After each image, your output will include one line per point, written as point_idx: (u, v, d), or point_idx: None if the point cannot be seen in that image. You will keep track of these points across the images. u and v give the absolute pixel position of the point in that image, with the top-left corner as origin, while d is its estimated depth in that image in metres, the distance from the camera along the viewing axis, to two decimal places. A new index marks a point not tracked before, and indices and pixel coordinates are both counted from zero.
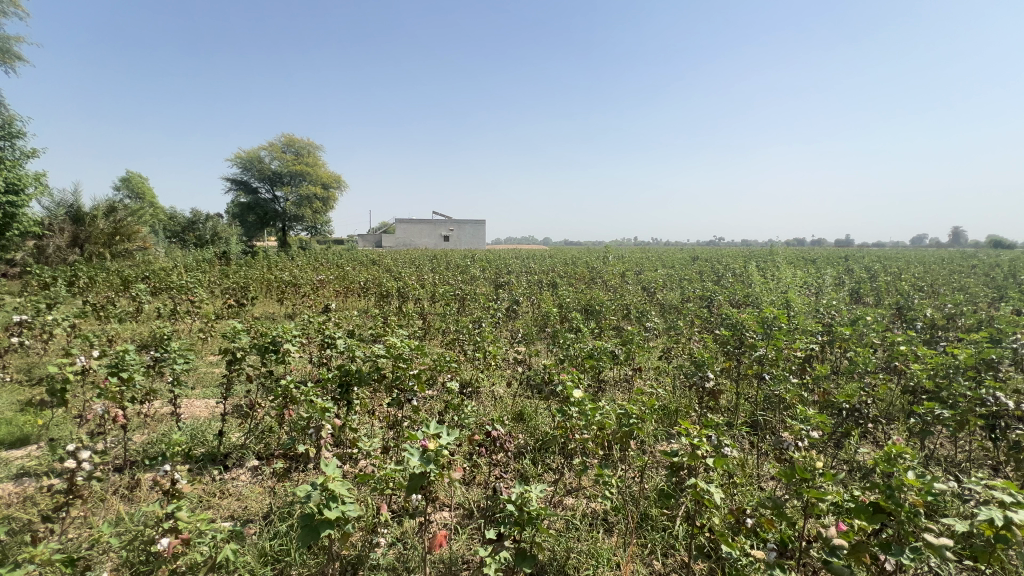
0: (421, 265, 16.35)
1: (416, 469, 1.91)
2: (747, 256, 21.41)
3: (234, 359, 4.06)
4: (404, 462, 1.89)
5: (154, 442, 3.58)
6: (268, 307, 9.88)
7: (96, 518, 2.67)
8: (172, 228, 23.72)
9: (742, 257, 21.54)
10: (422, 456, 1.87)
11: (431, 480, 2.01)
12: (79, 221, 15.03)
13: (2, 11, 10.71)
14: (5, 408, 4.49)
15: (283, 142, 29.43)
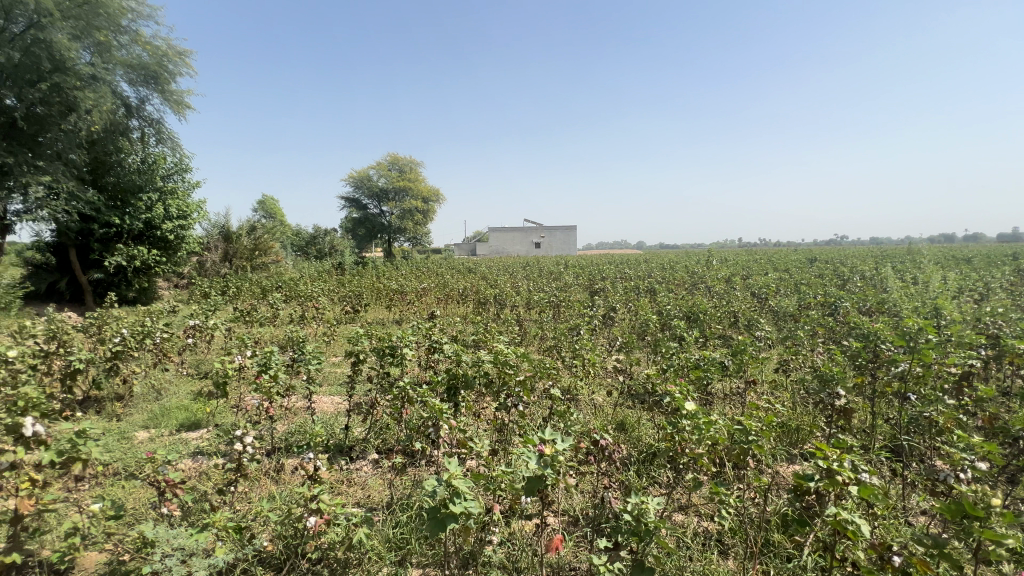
0: (514, 272, 16.72)
1: (532, 473, 1.99)
2: (881, 257, 18.72)
3: (357, 361, 4.53)
4: (522, 465, 1.97)
5: (295, 432, 4.12)
6: (378, 312, 10.74)
7: (254, 493, 3.14)
8: (298, 243, 26.95)
9: (876, 258, 18.89)
10: (541, 460, 1.96)
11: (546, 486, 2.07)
12: (229, 239, 17.64)
13: (176, 70, 12.95)
14: (183, 396, 5.46)
15: (389, 161, 31.95)
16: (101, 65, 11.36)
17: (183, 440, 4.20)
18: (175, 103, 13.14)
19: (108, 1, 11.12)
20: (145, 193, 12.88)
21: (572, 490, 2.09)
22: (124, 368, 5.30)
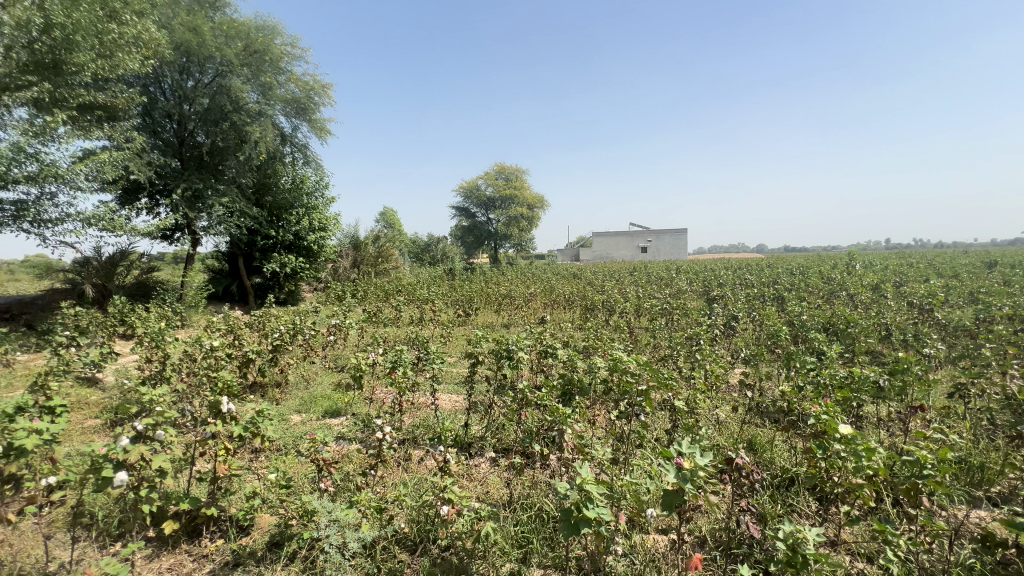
0: (620, 277, 16.32)
1: (671, 486, 1.93)
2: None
3: (476, 362, 4.77)
4: (661, 477, 1.93)
5: (420, 425, 4.45)
6: (488, 316, 11.18)
7: (389, 478, 3.45)
8: (414, 250, 29.17)
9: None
10: (680, 474, 1.90)
11: (684, 502, 1.99)
12: (358, 248, 19.62)
13: (320, 100, 14.82)
14: (325, 386, 6.21)
15: (496, 170, 33.23)
16: (265, 102, 13.42)
17: (327, 425, 4.76)
18: (319, 129, 15.06)
19: (271, 48, 13.16)
20: (295, 209, 14.94)
21: (712, 509, 1.98)
22: (281, 360, 6.17)
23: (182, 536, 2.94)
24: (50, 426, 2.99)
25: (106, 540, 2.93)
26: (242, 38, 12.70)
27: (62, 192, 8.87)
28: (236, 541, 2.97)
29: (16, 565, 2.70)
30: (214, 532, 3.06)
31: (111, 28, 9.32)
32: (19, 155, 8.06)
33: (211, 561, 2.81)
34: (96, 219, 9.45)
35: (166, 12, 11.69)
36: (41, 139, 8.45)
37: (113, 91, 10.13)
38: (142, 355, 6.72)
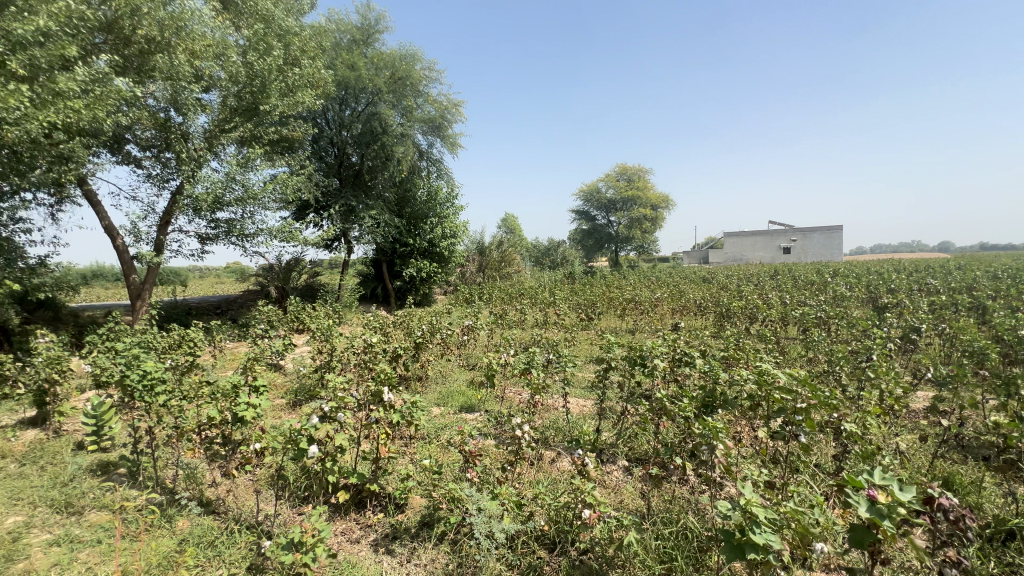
0: (759, 281, 14.79)
1: (861, 521, 1.71)
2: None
3: (608, 367, 4.73)
4: (848, 509, 1.72)
5: (550, 426, 4.55)
6: (612, 321, 10.93)
7: (526, 476, 3.58)
8: (535, 254, 29.81)
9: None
10: (874, 508, 1.67)
11: (874, 543, 1.74)
12: (483, 253, 20.71)
13: (453, 117, 15.95)
14: (460, 382, 6.66)
15: (618, 172, 32.51)
16: (407, 123, 14.84)
17: (464, 419, 5.11)
18: (451, 144, 16.24)
19: (413, 74, 14.52)
20: (430, 218, 16.27)
21: (916, 555, 1.70)
22: (422, 356, 6.77)
23: (351, 506, 3.39)
24: (261, 402, 3.70)
25: (296, 501, 3.52)
26: (389, 68, 14.22)
27: (258, 211, 10.86)
28: (394, 516, 3.33)
29: (238, 511, 3.39)
30: (376, 505, 3.47)
31: (293, 73, 11.15)
32: (231, 183, 10.06)
33: (375, 531, 3.20)
34: (279, 233, 11.39)
35: (331, 54, 13.66)
36: (244, 169, 10.44)
37: (293, 124, 12.07)
38: (313, 346, 7.90)
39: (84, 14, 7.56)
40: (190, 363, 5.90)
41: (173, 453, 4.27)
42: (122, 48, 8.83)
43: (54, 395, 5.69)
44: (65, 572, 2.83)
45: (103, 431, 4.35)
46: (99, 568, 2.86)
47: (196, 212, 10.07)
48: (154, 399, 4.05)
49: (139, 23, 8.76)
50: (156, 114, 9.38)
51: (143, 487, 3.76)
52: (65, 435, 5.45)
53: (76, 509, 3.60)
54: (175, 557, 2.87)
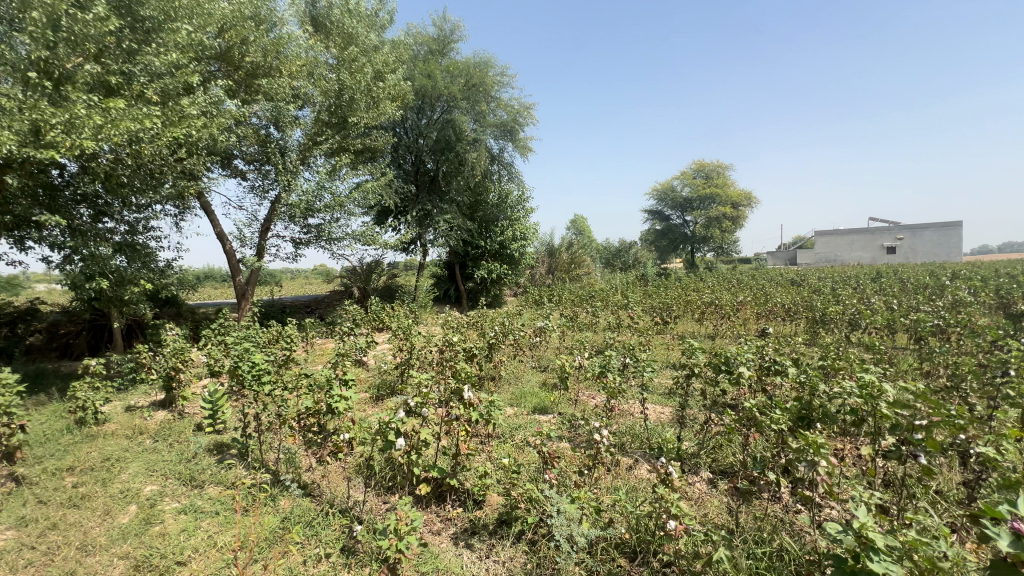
0: (859, 285, 13.37)
1: (1003, 557, 1.50)
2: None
3: (691, 374, 4.52)
4: (985, 542, 1.52)
5: (627, 432, 4.43)
6: (689, 325, 10.43)
7: (604, 481, 3.52)
8: (606, 256, 29.24)
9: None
10: (1019, 545, 1.46)
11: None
12: (553, 255, 20.68)
13: (525, 120, 16.10)
14: (532, 383, 6.68)
15: (694, 169, 31.05)
16: (480, 129, 15.20)
17: (537, 420, 5.12)
18: (522, 147, 16.40)
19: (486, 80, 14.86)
20: (501, 221, 16.53)
21: None
22: (496, 357, 6.88)
23: (432, 499, 3.52)
24: (352, 394, 3.98)
25: (382, 489, 3.73)
26: (463, 76, 14.66)
27: (344, 217, 11.65)
28: (473, 511, 3.42)
29: (331, 494, 3.66)
30: (455, 500, 3.58)
31: (377, 86, 11.84)
32: (320, 191, 10.88)
33: (455, 524, 3.31)
34: (362, 237, 12.13)
35: (410, 66, 14.36)
36: (333, 178, 11.25)
37: (376, 134, 12.83)
38: (393, 344, 8.31)
39: (204, 45, 8.56)
40: (287, 357, 6.46)
41: (276, 438, 4.70)
42: (234, 73, 10.05)
43: (178, 381, 6.48)
44: (192, 538, 3.22)
45: (218, 415, 4.89)
46: (218, 536, 3.22)
47: (291, 219, 11.01)
48: (261, 388, 4.49)
49: (247, 50, 9.87)
50: (258, 131, 10.43)
51: (252, 467, 4.19)
52: (187, 416, 6.19)
53: (198, 483, 4.08)
54: (279, 534, 3.16)
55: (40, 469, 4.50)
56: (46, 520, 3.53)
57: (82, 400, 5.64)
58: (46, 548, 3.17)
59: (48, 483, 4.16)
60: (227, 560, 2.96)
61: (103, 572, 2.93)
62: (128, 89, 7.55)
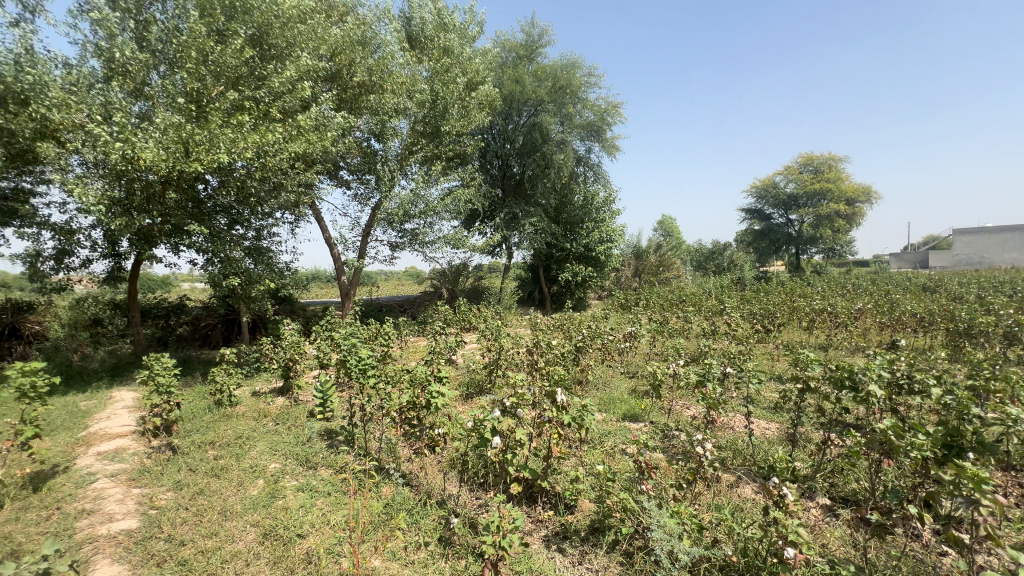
0: (1016, 292, 11.29)
1: None
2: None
3: (806, 388, 4.11)
4: None
5: (730, 447, 4.14)
6: (796, 334, 9.50)
7: (704, 498, 3.31)
8: (696, 258, 27.66)
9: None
10: None
11: None
12: (640, 257, 19.98)
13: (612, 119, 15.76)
14: (621, 389, 6.49)
15: (801, 162, 28.33)
16: (566, 131, 15.15)
17: (628, 428, 4.96)
18: (609, 147, 16.07)
19: (574, 82, 14.79)
20: (586, 223, 16.32)
21: None
22: (583, 361, 6.79)
23: (523, 498, 3.55)
24: (448, 391, 4.16)
25: (475, 485, 3.83)
26: (551, 79, 14.72)
27: (435, 221, 12.22)
28: (564, 515, 3.40)
29: (428, 486, 3.83)
30: (546, 502, 3.58)
31: (469, 95, 12.29)
32: (416, 197, 11.53)
33: (546, 527, 3.30)
34: (452, 240, 12.65)
35: (499, 74, 14.72)
36: (427, 184, 11.85)
37: (466, 141, 13.30)
38: (480, 344, 8.52)
39: (318, 68, 9.47)
40: (386, 353, 6.91)
41: (378, 428, 5.04)
42: (342, 92, 11.02)
43: (293, 371, 7.21)
44: (309, 513, 3.55)
45: (328, 403, 5.36)
46: (331, 515, 3.52)
47: (389, 223, 11.79)
48: (365, 381, 4.85)
49: (353, 71, 10.76)
50: (362, 143, 11.33)
51: (357, 454, 4.53)
52: (301, 403, 6.87)
53: (312, 464, 4.50)
54: (382, 518, 3.38)
55: (189, 442, 5.24)
56: (195, 486, 4.10)
57: (220, 384, 6.49)
58: (195, 509, 3.68)
59: (195, 454, 4.84)
60: (339, 537, 3.22)
61: (239, 536, 3.33)
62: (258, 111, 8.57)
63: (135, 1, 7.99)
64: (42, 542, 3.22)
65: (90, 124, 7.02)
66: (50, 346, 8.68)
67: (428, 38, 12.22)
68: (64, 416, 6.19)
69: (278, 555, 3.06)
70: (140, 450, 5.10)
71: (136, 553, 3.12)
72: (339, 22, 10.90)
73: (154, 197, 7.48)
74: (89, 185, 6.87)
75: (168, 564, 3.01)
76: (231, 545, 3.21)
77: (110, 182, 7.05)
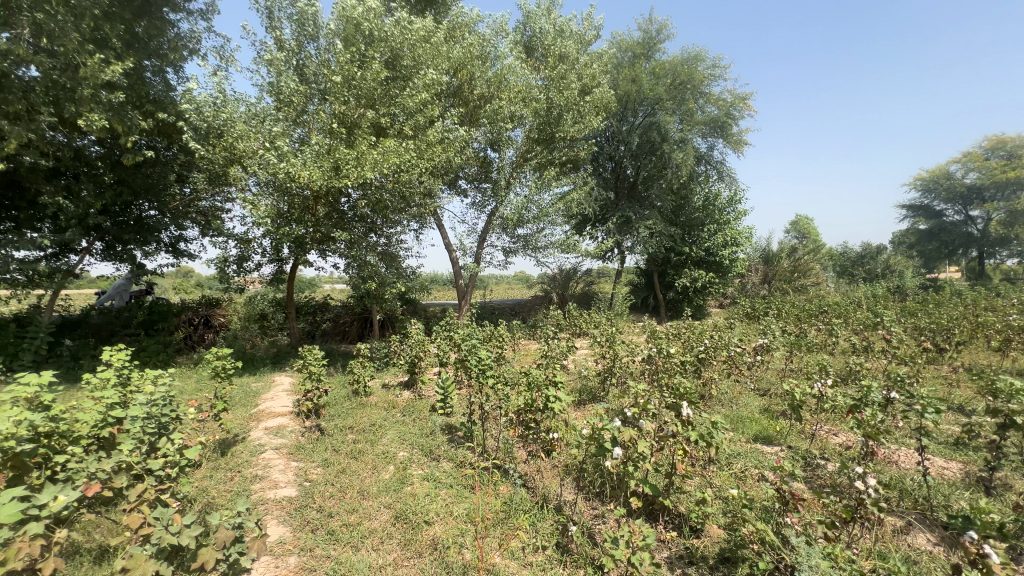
0: None
1: None
2: None
3: (1009, 425, 3.31)
4: None
5: (897, 486, 3.50)
6: (982, 356, 7.78)
7: (865, 544, 2.84)
8: (841, 263, 24.17)
9: None
10: None
11: None
12: (771, 262, 18.05)
13: (739, 113, 14.57)
14: (751, 406, 5.89)
15: (987, 147, 23.36)
16: (687, 128, 14.29)
17: (761, 451, 4.48)
18: (735, 143, 14.84)
19: (695, 76, 13.91)
20: (707, 225, 15.20)
21: None
22: (706, 373, 6.30)
23: (644, 514, 3.39)
24: (564, 397, 4.14)
25: (592, 494, 3.76)
26: (670, 75, 14.02)
27: (547, 227, 12.33)
28: (689, 539, 3.17)
29: (545, 489, 3.86)
30: (669, 522, 3.37)
31: (583, 99, 12.25)
32: (529, 203, 11.75)
33: (668, 548, 3.10)
34: (564, 245, 12.66)
35: (614, 75, 14.41)
36: (540, 190, 12.00)
37: (579, 145, 13.25)
38: (593, 350, 8.37)
39: (443, 85, 10.16)
40: (502, 355, 7.12)
41: (495, 427, 5.22)
42: (463, 106, 11.69)
43: (418, 367, 7.78)
44: (434, 503, 3.78)
45: (449, 400, 5.69)
46: (454, 506, 3.70)
47: (503, 229, 12.20)
48: (485, 381, 5.03)
49: (473, 85, 11.38)
50: (479, 154, 11.92)
51: (476, 451, 4.73)
52: (424, 397, 7.38)
53: (436, 456, 4.80)
54: (499, 517, 3.46)
55: (333, 425, 5.94)
56: (339, 465, 4.62)
57: (357, 375, 7.26)
58: (340, 486, 4.14)
59: (338, 437, 5.46)
60: (462, 529, 3.37)
61: (375, 515, 3.67)
62: (392, 129, 9.44)
63: (298, 43, 9.37)
64: (228, 498, 3.87)
65: (264, 150, 8.36)
66: (232, 336, 10.50)
67: (544, 47, 12.43)
68: (241, 394, 7.42)
69: (408, 537, 3.31)
70: (295, 429, 5.90)
71: (296, 518, 3.60)
72: (462, 40, 11.57)
73: (308, 210, 8.64)
74: (262, 201, 8.19)
75: (320, 532, 3.42)
76: (369, 523, 3.54)
77: (276, 198, 8.32)
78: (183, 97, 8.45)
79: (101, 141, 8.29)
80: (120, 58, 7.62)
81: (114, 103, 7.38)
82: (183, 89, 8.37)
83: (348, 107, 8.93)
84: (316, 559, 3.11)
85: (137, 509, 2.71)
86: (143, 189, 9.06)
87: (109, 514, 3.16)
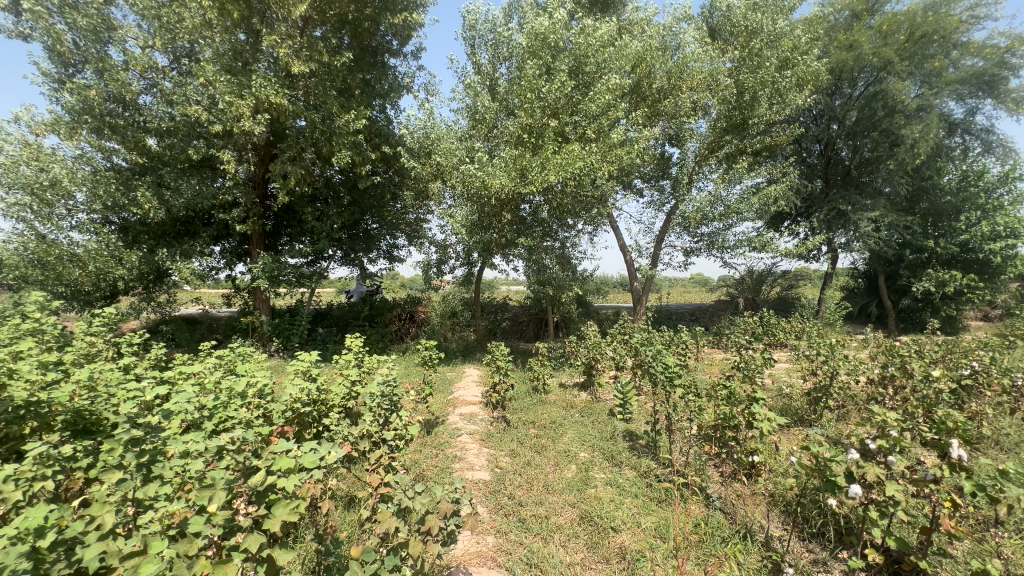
0: None
1: None
2: None
3: None
4: None
5: None
6: None
7: None
8: None
9: None
10: None
11: None
12: None
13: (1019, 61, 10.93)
14: None
15: None
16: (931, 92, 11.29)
17: None
18: (1013, 101, 11.10)
19: (946, 22, 10.88)
20: (965, 212, 11.73)
21: None
22: (972, 405, 4.85)
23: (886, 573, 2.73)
24: (772, 416, 3.62)
25: (808, 535, 3.21)
26: (906, 28, 11.27)
27: (737, 223, 11.11)
28: None
29: (748, 518, 3.42)
30: None
31: (783, 76, 10.65)
32: (716, 199, 10.69)
33: None
34: (756, 243, 11.21)
35: (825, 41, 12.24)
36: (729, 183, 10.81)
37: (777, 130, 11.69)
38: (797, 363, 7.20)
39: (625, 85, 9.99)
40: (687, 364, 6.61)
41: (681, 441, 4.85)
42: (642, 102, 11.29)
43: (595, 369, 7.76)
44: (620, 510, 3.68)
45: (629, 406, 5.51)
46: (641, 517, 3.55)
47: (684, 228, 11.41)
48: (672, 390, 4.71)
49: (653, 79, 10.90)
50: (658, 151, 11.43)
51: (662, 462, 4.48)
52: (601, 400, 7.32)
53: (617, 461, 4.69)
54: (691, 540, 3.19)
55: (517, 418, 6.32)
56: (525, 456, 4.88)
57: (537, 372, 7.61)
58: (527, 477, 4.37)
59: (521, 430, 5.79)
60: (652, 544, 3.20)
61: (560, 511, 3.75)
62: (574, 134, 9.62)
63: (489, 68, 10.32)
64: (435, 472, 4.42)
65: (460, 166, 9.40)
66: (431, 330, 12.08)
67: (732, 26, 11.20)
68: (439, 382, 8.47)
69: (596, 540, 3.30)
70: (485, 417, 6.46)
71: (490, 501, 3.92)
72: (639, 35, 11.24)
73: (496, 217, 9.41)
74: (458, 211, 9.23)
75: (513, 519, 3.64)
76: (555, 518, 3.64)
77: (469, 208, 9.27)
78: (400, 128, 10.03)
79: (344, 170, 10.39)
80: (357, 103, 9.45)
81: (354, 139, 9.18)
82: (401, 122, 9.94)
83: (533, 118, 9.45)
84: (511, 543, 3.32)
85: (375, 471, 3.27)
86: (371, 206, 11.05)
87: (353, 470, 3.89)
